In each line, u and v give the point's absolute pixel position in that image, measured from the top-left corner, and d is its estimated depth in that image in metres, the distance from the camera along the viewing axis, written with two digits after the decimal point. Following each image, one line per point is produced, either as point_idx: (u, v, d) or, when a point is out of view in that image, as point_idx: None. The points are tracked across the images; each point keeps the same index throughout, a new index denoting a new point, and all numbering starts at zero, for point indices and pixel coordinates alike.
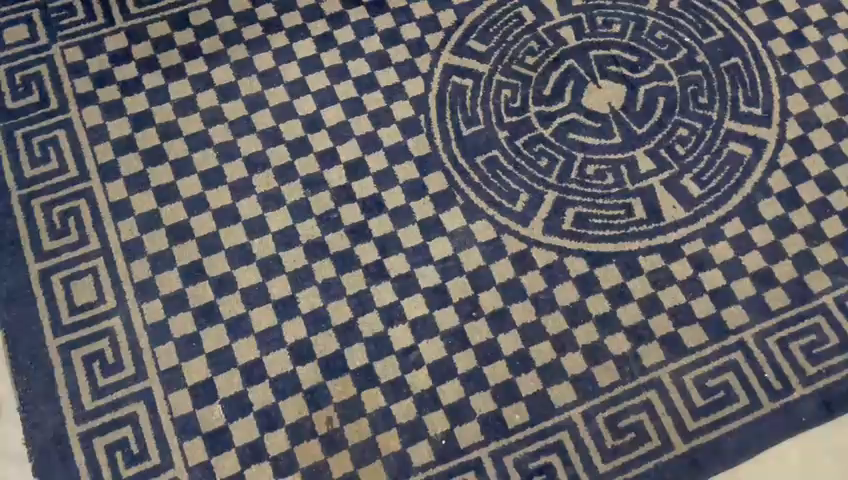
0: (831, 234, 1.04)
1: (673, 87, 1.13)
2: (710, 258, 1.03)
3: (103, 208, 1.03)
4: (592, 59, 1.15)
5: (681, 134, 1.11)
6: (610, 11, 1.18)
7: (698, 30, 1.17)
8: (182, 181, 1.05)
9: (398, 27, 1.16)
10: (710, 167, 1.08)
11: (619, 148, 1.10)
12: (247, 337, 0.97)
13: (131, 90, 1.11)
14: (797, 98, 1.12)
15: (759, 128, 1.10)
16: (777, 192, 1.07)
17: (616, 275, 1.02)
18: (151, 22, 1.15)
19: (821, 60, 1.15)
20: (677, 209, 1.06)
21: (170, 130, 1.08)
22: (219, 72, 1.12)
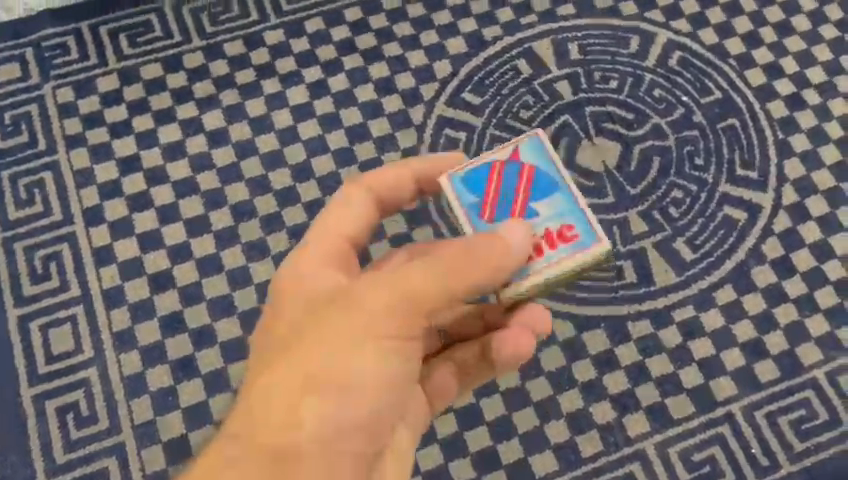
0: (825, 305, 1.02)
1: (669, 147, 1.12)
2: (700, 326, 1.01)
3: (85, 253, 1.02)
4: (588, 115, 1.14)
5: (675, 195, 1.09)
6: (607, 67, 1.17)
7: (696, 89, 1.16)
8: (167, 227, 1.04)
9: (393, 76, 1.15)
10: (703, 231, 1.06)
11: (612, 207, 1.08)
12: (225, 392, 0.96)
13: (120, 133, 1.10)
14: (794, 163, 1.11)
15: (754, 192, 1.09)
16: (771, 259, 1.05)
17: (603, 340, 1.00)
18: (145, 64, 1.14)
19: (819, 124, 1.13)
20: (669, 273, 1.04)
21: (157, 175, 1.07)
22: (210, 117, 1.11)
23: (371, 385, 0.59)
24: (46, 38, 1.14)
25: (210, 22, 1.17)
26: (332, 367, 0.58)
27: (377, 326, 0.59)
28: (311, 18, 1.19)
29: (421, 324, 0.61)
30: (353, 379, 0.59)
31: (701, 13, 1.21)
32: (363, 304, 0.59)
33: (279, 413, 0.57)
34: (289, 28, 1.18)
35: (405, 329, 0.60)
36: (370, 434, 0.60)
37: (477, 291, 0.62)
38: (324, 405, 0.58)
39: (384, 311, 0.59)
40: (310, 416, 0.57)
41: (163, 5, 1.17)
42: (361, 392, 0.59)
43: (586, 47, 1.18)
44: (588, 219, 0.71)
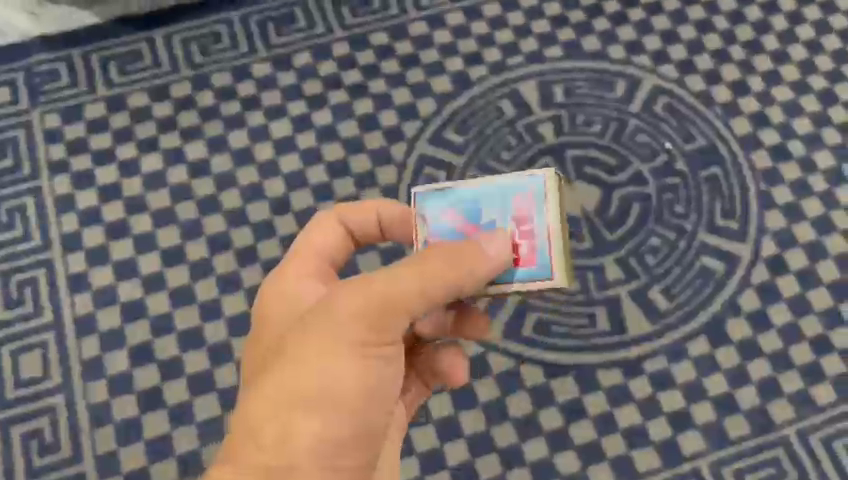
0: (799, 361, 1.01)
1: (649, 194, 1.11)
2: (671, 378, 1.00)
3: (60, 280, 1.03)
4: (570, 158, 1.13)
5: (653, 243, 1.08)
6: (591, 110, 1.16)
7: (680, 136, 1.15)
8: (143, 256, 1.05)
9: (377, 112, 1.16)
10: (680, 281, 1.05)
11: (589, 253, 1.07)
12: (189, 426, 0.96)
13: (103, 160, 1.11)
14: (775, 215, 1.10)
15: (734, 243, 1.08)
16: (747, 312, 1.04)
17: (572, 388, 0.99)
18: (133, 92, 1.15)
19: (803, 176, 1.13)
20: (643, 323, 1.03)
21: (137, 204, 1.08)
22: (193, 147, 1.12)
23: (357, 394, 0.60)
24: (38, 64, 1.16)
25: (199, 52, 1.18)
26: (316, 381, 0.59)
27: (353, 337, 0.60)
28: (299, 52, 1.19)
29: (396, 333, 0.62)
30: (340, 389, 0.60)
31: (690, 58, 1.21)
32: (336, 317, 0.60)
33: (272, 430, 0.58)
34: (276, 61, 1.18)
35: (381, 336, 0.61)
36: (362, 443, 0.61)
37: (445, 296, 0.63)
38: (314, 418, 0.59)
39: (356, 323, 0.60)
40: (303, 431, 0.58)
41: (155, 34, 1.18)
42: (350, 402, 0.60)
43: (572, 89, 1.18)
44: (510, 179, 0.70)
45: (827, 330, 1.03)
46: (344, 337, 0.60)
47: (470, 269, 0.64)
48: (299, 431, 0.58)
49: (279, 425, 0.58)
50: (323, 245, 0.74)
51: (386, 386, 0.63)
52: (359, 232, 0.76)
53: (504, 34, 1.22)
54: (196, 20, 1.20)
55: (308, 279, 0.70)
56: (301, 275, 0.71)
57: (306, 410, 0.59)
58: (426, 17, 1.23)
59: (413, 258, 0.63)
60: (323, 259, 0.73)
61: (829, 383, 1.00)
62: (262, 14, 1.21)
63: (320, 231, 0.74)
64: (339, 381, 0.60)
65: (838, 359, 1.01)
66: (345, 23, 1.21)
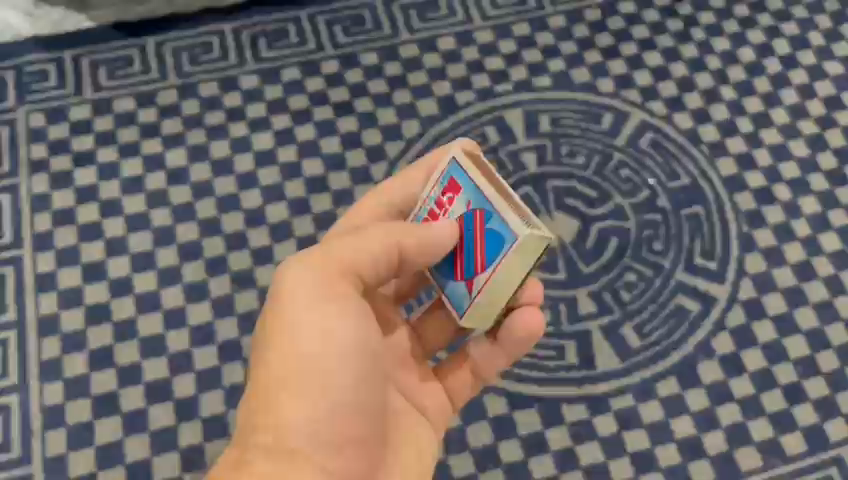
0: (770, 409, 0.98)
1: (628, 229, 1.09)
2: (637, 418, 0.97)
3: (28, 279, 1.03)
4: (551, 188, 1.12)
5: (628, 279, 1.06)
6: (576, 141, 1.15)
7: (664, 172, 1.13)
8: (113, 259, 1.04)
9: (361, 131, 1.15)
10: (653, 318, 1.03)
11: (563, 285, 1.05)
12: (142, 434, 0.95)
13: (83, 162, 1.11)
14: (756, 258, 1.08)
15: (711, 283, 1.06)
16: (720, 355, 1.01)
17: (534, 421, 0.97)
18: (119, 96, 1.16)
19: (787, 221, 1.11)
20: (612, 359, 1.01)
21: (112, 207, 1.08)
22: (174, 154, 1.12)
23: (339, 366, 0.67)
24: (29, 64, 1.17)
25: (189, 61, 1.18)
26: (300, 370, 0.66)
27: (305, 310, 0.67)
28: (288, 67, 1.19)
29: (344, 293, 0.69)
30: (322, 368, 0.67)
31: (680, 96, 1.20)
32: (289, 300, 0.68)
33: (268, 415, 0.65)
34: (264, 75, 1.18)
35: (344, 308, 0.69)
36: (348, 402, 0.68)
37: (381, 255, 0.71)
38: (306, 401, 0.66)
39: (307, 297, 0.68)
40: (293, 415, 0.65)
41: (146, 42, 1.19)
42: (331, 380, 0.67)
43: (558, 119, 1.17)
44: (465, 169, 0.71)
45: (801, 378, 1.00)
46: (317, 324, 0.67)
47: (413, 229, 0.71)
48: (291, 417, 0.65)
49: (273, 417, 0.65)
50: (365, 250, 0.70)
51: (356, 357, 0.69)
52: (400, 206, 0.81)
53: (494, 61, 1.22)
54: (188, 30, 1.20)
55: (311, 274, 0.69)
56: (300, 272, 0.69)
57: (299, 396, 0.66)
58: (417, 40, 1.23)
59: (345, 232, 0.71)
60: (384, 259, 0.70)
61: (799, 433, 0.97)
62: (254, 27, 1.21)
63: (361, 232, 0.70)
64: (325, 367, 0.67)
65: (810, 410, 0.98)
66: (336, 42, 1.22)
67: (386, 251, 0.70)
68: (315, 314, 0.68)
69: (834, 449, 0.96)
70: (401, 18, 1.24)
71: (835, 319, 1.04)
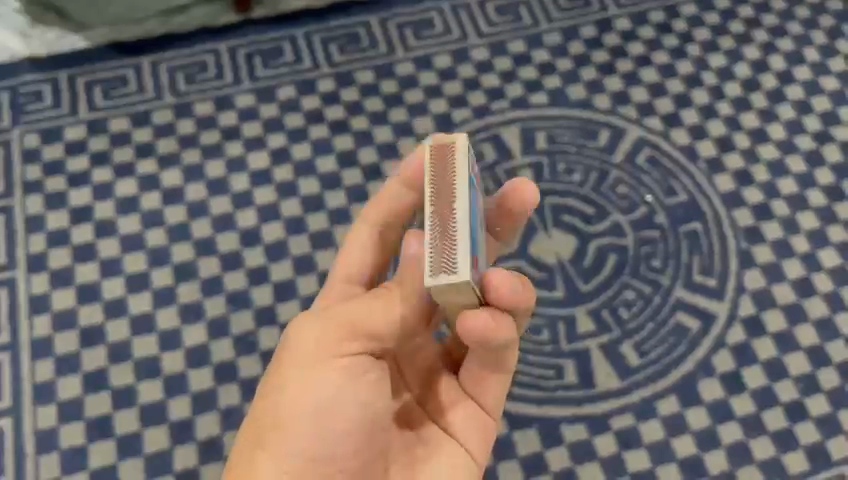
0: (772, 427, 0.97)
1: (627, 246, 1.09)
2: (638, 437, 0.96)
3: (22, 301, 1.02)
4: (548, 205, 1.11)
5: (627, 296, 1.05)
6: (573, 158, 1.15)
7: (661, 189, 1.13)
8: (108, 280, 1.04)
9: (357, 150, 1.15)
10: (653, 336, 1.03)
11: (560, 303, 1.04)
12: (136, 458, 0.93)
13: (78, 182, 1.10)
14: (754, 274, 1.07)
15: (711, 300, 1.05)
16: (720, 373, 1.00)
17: (534, 442, 0.96)
18: (114, 116, 1.15)
19: (785, 237, 1.10)
20: (612, 378, 1.00)
21: (107, 227, 1.07)
22: (170, 174, 1.12)
23: (329, 422, 0.65)
24: (24, 84, 1.16)
25: (184, 80, 1.18)
26: (284, 436, 0.64)
27: (300, 365, 0.65)
28: (283, 86, 1.19)
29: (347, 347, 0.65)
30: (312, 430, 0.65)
31: (676, 111, 1.20)
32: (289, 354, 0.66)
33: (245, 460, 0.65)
34: (260, 93, 1.18)
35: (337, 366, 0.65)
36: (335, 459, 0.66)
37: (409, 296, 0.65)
38: (296, 466, 0.64)
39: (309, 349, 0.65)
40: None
41: (142, 61, 1.19)
42: (323, 430, 0.65)
43: (554, 136, 1.17)
44: None
45: (802, 396, 0.99)
46: (307, 375, 0.65)
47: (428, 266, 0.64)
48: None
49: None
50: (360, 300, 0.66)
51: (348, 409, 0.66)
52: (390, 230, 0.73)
53: (490, 78, 1.22)
54: (183, 49, 1.20)
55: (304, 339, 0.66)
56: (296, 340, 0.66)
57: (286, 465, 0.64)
58: (413, 57, 1.23)
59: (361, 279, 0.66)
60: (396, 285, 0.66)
61: (802, 452, 0.96)
62: (249, 46, 1.21)
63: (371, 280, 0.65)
64: (320, 427, 0.65)
65: (812, 428, 0.97)
66: (332, 60, 1.22)
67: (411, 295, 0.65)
68: (309, 360, 0.65)
69: (836, 468, 0.95)
70: (397, 36, 1.24)
71: (835, 336, 1.03)
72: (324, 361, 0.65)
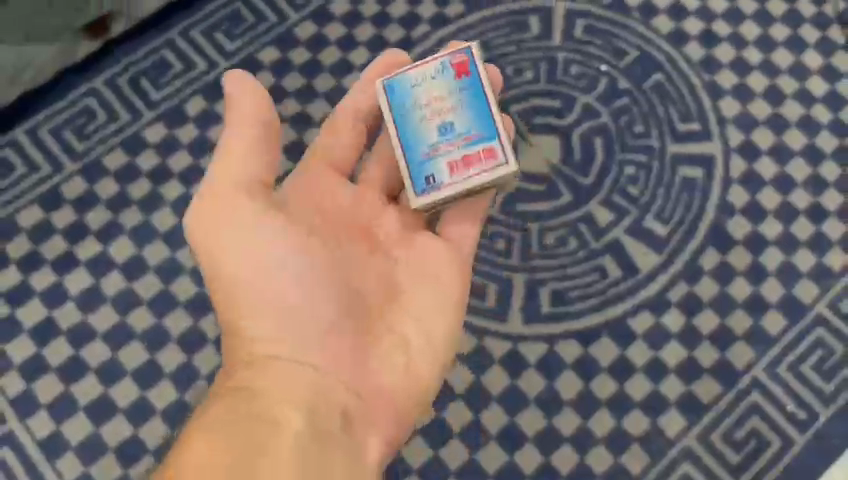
0: (804, 237, 1.00)
1: (606, 124, 1.05)
2: (698, 300, 0.97)
3: (33, 451, 0.90)
4: (516, 115, 1.06)
5: (629, 173, 1.03)
6: (517, 57, 1.08)
7: (611, 54, 1.09)
8: (113, 389, 0.92)
9: (301, 136, 1.03)
10: (668, 200, 1.02)
11: (571, 206, 1.02)
12: None
13: (21, 298, 0.95)
14: (729, 102, 1.07)
15: (702, 144, 1.04)
16: (740, 208, 1.02)
17: (612, 348, 0.95)
18: (19, 210, 0.98)
19: (739, 53, 1.09)
20: (650, 255, 0.99)
21: (82, 332, 0.94)
22: (117, 246, 0.97)
23: (283, 250, 0.71)
24: None
25: (75, 137, 1.02)
26: (258, 276, 0.71)
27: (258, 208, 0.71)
28: (188, 100, 1.04)
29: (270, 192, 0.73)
30: (271, 364, 0.69)
31: None
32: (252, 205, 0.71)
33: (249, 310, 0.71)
34: (168, 119, 1.03)
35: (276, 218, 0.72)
36: (316, 289, 0.72)
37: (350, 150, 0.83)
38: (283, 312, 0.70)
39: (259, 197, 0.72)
40: (287, 466, 0.59)
41: (17, 135, 1.01)
42: (281, 260, 0.71)
43: (488, 42, 1.09)
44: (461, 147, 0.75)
45: (816, 197, 1.02)
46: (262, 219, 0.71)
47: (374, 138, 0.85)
48: (291, 452, 0.61)
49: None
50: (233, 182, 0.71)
51: (317, 315, 0.71)
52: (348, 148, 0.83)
53: (397, 7, 1.10)
54: (58, 103, 1.03)
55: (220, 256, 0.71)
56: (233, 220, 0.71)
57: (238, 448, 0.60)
58: (308, 14, 1.09)
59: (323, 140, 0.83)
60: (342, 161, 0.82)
61: (838, 248, 0.99)
62: (128, 71, 1.05)
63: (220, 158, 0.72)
64: (279, 260, 0.71)
65: (838, 222, 1.01)
66: (223, 52, 1.06)
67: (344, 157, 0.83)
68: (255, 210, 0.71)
69: None
70: None
71: (819, 129, 1.05)
72: (268, 212, 0.72)
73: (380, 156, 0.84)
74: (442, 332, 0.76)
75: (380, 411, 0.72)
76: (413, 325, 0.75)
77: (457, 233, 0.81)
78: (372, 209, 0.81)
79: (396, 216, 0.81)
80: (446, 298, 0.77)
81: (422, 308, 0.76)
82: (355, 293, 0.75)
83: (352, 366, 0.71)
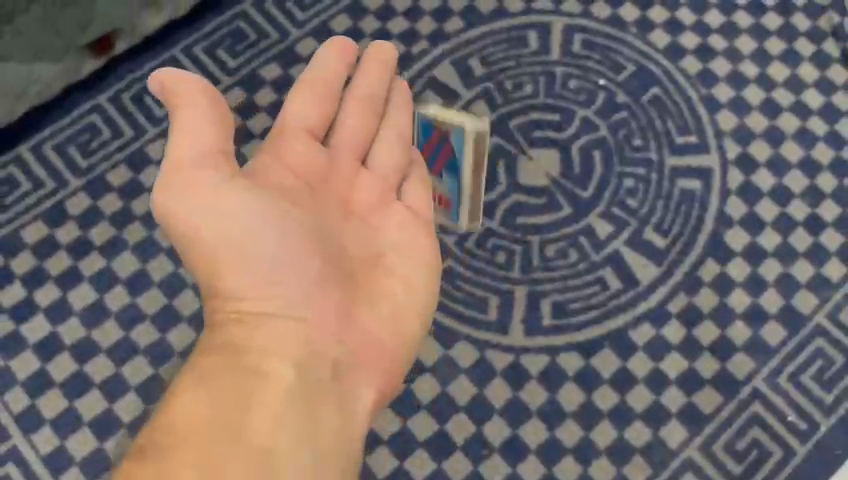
0: (802, 248, 1.01)
1: (604, 137, 1.07)
2: (697, 310, 0.98)
3: (37, 467, 0.90)
4: (515, 129, 1.07)
5: (628, 186, 1.04)
6: (516, 72, 1.10)
7: (608, 68, 1.10)
8: (118, 404, 0.92)
9: None
10: (667, 212, 1.03)
11: (571, 218, 1.03)
12: None
13: (26, 314, 0.95)
14: (726, 114, 1.08)
15: (700, 157, 1.06)
16: (739, 219, 1.03)
17: (613, 359, 0.96)
18: (24, 226, 0.99)
19: (735, 67, 1.11)
20: (650, 267, 1.00)
21: (86, 347, 0.94)
22: (120, 261, 0.98)
23: (248, 215, 0.66)
24: None
25: (79, 154, 1.03)
26: (225, 238, 0.65)
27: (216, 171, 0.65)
28: None
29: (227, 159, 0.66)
30: (251, 324, 0.64)
31: None
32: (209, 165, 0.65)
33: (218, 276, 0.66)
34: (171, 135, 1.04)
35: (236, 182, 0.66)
36: (292, 255, 0.66)
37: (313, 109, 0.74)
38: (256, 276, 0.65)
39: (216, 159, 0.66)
40: (277, 417, 0.58)
41: (21, 152, 1.02)
42: (249, 226, 0.66)
43: (487, 57, 1.10)
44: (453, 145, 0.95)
45: (813, 208, 1.03)
46: (220, 181, 0.65)
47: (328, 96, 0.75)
48: (279, 403, 0.59)
49: (270, 451, 0.56)
50: (204, 145, 0.65)
51: (292, 282, 0.66)
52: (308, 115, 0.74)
53: (397, 23, 1.12)
54: (62, 120, 1.04)
55: (193, 221, 0.65)
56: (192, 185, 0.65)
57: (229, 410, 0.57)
58: (309, 30, 1.10)
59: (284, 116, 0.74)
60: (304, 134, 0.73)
61: (836, 258, 1.00)
62: (131, 88, 1.06)
63: (186, 118, 0.65)
64: (247, 225, 0.65)
65: (835, 233, 1.02)
66: (226, 68, 1.08)
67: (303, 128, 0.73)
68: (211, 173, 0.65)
69: None
70: (282, 14, 1.11)
71: (815, 141, 1.06)
72: (229, 174, 0.66)
73: (346, 123, 0.76)
74: (423, 293, 0.72)
75: (370, 364, 0.67)
76: (396, 289, 0.71)
77: (417, 198, 0.77)
78: (347, 171, 0.75)
79: (370, 180, 0.75)
80: (424, 259, 0.73)
81: (401, 267, 0.72)
82: (333, 256, 0.69)
83: (340, 322, 0.67)
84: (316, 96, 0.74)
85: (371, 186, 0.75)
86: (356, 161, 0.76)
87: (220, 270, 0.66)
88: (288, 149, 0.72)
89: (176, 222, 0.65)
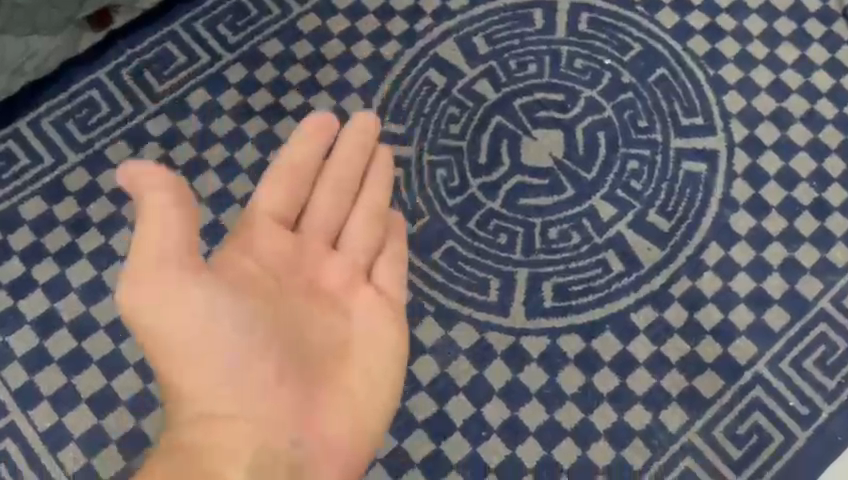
0: (808, 232, 1.00)
1: (609, 118, 1.05)
2: (700, 294, 0.97)
3: (35, 442, 0.89)
4: (519, 109, 1.05)
5: (632, 168, 1.03)
6: (520, 51, 1.08)
7: (615, 48, 1.08)
8: (116, 381, 0.92)
9: None
10: (672, 195, 1.02)
11: (574, 200, 1.01)
12: None
13: (24, 290, 0.95)
14: (733, 96, 1.06)
15: (706, 139, 1.04)
16: (744, 203, 1.01)
17: (613, 342, 0.95)
18: (22, 202, 0.98)
19: (744, 48, 1.09)
20: (653, 250, 0.99)
21: (85, 324, 0.94)
22: (119, 238, 0.97)
23: (200, 311, 0.64)
24: None
25: (78, 129, 1.01)
26: (185, 346, 0.64)
27: (170, 270, 0.64)
28: (190, 93, 1.04)
29: (189, 258, 0.64)
30: (210, 427, 0.63)
31: None
32: (166, 256, 0.63)
33: (183, 379, 0.65)
34: (171, 111, 1.03)
35: (190, 277, 0.64)
36: (250, 357, 0.65)
37: (284, 194, 0.74)
38: (223, 393, 0.64)
39: (172, 262, 0.64)
40: None
41: (19, 126, 1.01)
42: (213, 329, 0.64)
43: (491, 36, 1.08)
44: None
45: (820, 192, 1.02)
46: (170, 286, 0.64)
47: (295, 187, 0.74)
48: None
49: None
50: (171, 244, 0.64)
51: (258, 403, 0.64)
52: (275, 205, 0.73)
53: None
54: (60, 95, 1.02)
55: (157, 329, 0.64)
56: (141, 289, 0.64)
57: None
58: (311, 6, 1.09)
59: (251, 203, 0.73)
60: (269, 223, 0.72)
61: (842, 243, 0.99)
62: (130, 63, 1.04)
63: (155, 215, 0.63)
64: (208, 333, 0.64)
65: (842, 218, 1.00)
66: (226, 44, 1.06)
67: (266, 219, 0.73)
68: (161, 279, 0.64)
69: None
70: None
71: (823, 125, 1.05)
72: (183, 282, 0.64)
73: (316, 206, 0.75)
74: (391, 385, 0.71)
75: (334, 459, 0.67)
76: (357, 380, 0.69)
77: (391, 280, 0.74)
78: (314, 255, 0.73)
79: (340, 262, 0.74)
80: (386, 342, 0.71)
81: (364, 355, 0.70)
82: (292, 352, 0.67)
83: (298, 420, 0.66)
84: (287, 182, 0.74)
85: (338, 268, 0.73)
86: (325, 245, 0.74)
87: (178, 369, 0.65)
88: (256, 241, 0.71)
89: (136, 326, 0.65)
